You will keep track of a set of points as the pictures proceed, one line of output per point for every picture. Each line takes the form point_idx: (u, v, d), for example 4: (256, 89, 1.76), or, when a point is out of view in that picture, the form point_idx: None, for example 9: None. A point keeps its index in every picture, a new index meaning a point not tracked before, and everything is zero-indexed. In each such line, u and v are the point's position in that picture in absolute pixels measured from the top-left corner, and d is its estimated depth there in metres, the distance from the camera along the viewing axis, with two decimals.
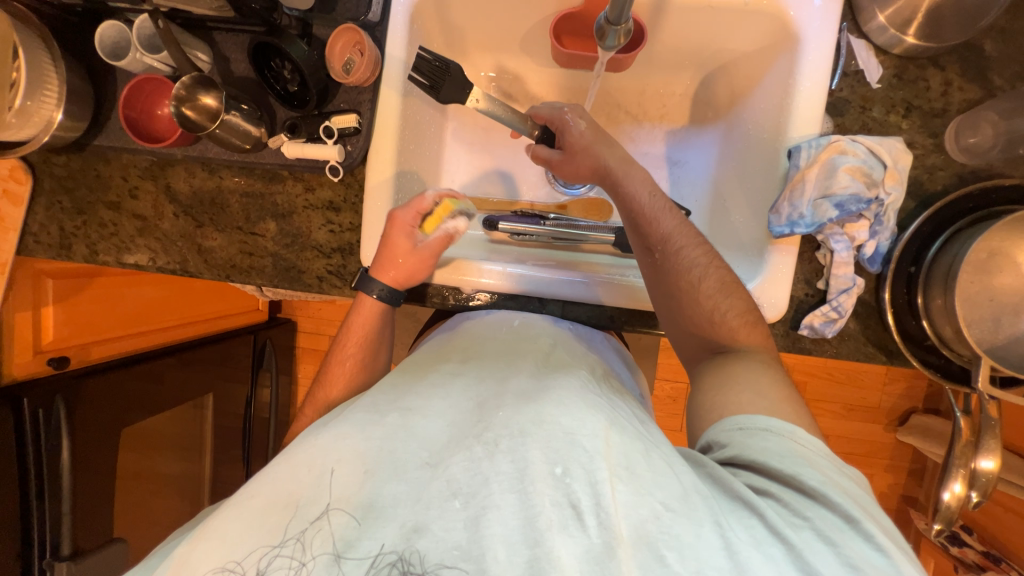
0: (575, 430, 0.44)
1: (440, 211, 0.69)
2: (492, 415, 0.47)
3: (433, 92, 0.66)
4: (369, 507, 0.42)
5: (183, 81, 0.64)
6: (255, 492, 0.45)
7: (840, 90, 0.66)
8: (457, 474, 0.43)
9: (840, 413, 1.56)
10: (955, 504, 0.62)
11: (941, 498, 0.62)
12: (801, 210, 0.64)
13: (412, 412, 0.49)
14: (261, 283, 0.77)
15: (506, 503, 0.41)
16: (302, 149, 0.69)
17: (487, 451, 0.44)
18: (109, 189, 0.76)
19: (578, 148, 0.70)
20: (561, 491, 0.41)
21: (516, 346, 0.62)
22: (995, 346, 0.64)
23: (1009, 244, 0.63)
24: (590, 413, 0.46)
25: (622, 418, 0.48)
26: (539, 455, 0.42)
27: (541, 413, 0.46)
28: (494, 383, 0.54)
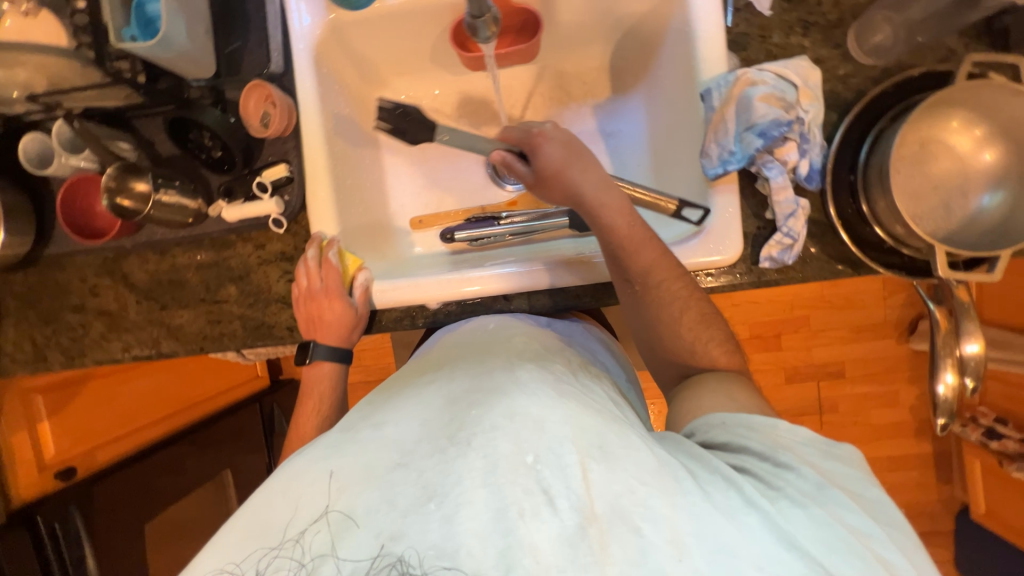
0: (545, 417, 0.43)
1: (349, 265, 0.73)
2: (464, 414, 0.45)
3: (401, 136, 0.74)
4: (348, 517, 0.41)
5: (110, 173, 0.66)
6: (237, 520, 0.45)
7: (736, 26, 0.67)
8: (430, 475, 0.41)
9: (849, 337, 1.55)
10: (951, 395, 0.61)
11: (937, 392, 0.61)
12: (730, 147, 0.65)
13: (385, 425, 0.47)
14: (235, 347, 0.77)
15: (482, 494, 0.40)
16: (241, 210, 0.70)
17: (457, 450, 0.42)
18: (70, 293, 0.78)
19: (549, 171, 0.67)
20: (534, 478, 0.40)
21: (491, 344, 0.60)
22: (952, 232, 0.64)
23: (937, 131, 0.64)
24: (559, 401, 0.46)
25: (592, 403, 0.48)
26: (509, 447, 0.41)
27: (510, 406, 0.44)
28: (471, 378, 0.51)
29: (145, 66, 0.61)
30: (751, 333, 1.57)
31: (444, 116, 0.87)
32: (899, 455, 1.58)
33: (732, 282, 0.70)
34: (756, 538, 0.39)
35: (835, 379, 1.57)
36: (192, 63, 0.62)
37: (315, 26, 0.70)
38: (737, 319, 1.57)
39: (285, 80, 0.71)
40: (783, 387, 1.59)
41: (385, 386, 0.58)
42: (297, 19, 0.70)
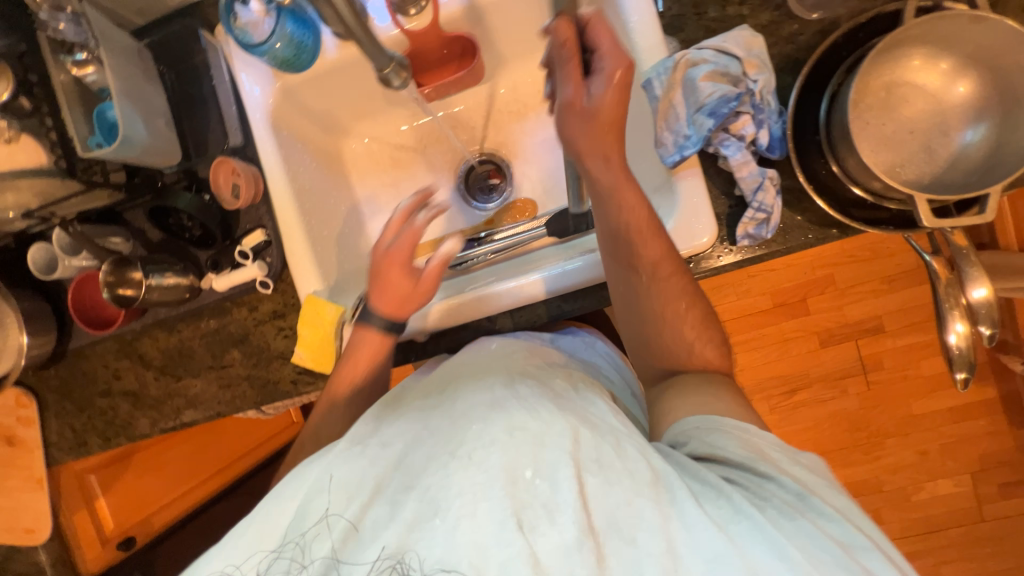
0: (545, 433, 0.43)
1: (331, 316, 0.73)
2: (461, 430, 0.44)
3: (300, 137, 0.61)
4: (358, 527, 0.43)
5: (105, 269, 0.70)
6: (248, 522, 0.46)
7: (669, 9, 0.66)
8: (433, 488, 0.42)
9: (879, 289, 1.46)
10: (966, 344, 0.58)
11: (949, 344, 0.58)
12: (683, 131, 0.63)
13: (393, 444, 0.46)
14: (247, 407, 0.81)
15: (487, 507, 0.40)
16: (229, 279, 0.74)
17: (458, 463, 0.42)
18: (97, 379, 0.84)
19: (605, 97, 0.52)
20: (531, 492, 0.41)
21: (487, 363, 0.60)
22: (938, 174, 0.60)
23: (899, 73, 0.60)
24: (559, 416, 0.45)
25: (593, 414, 0.47)
26: (506, 462, 0.42)
27: (510, 421, 0.44)
28: (466, 394, 0.49)
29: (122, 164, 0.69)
30: (774, 302, 1.51)
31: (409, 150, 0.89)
32: (960, 404, 1.46)
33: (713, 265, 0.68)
34: (743, 551, 0.39)
35: (874, 335, 1.48)
36: (158, 154, 0.66)
37: (267, 94, 0.74)
38: (755, 290, 1.51)
39: (248, 150, 0.75)
40: (817, 353, 1.51)
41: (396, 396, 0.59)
42: (249, 91, 0.73)
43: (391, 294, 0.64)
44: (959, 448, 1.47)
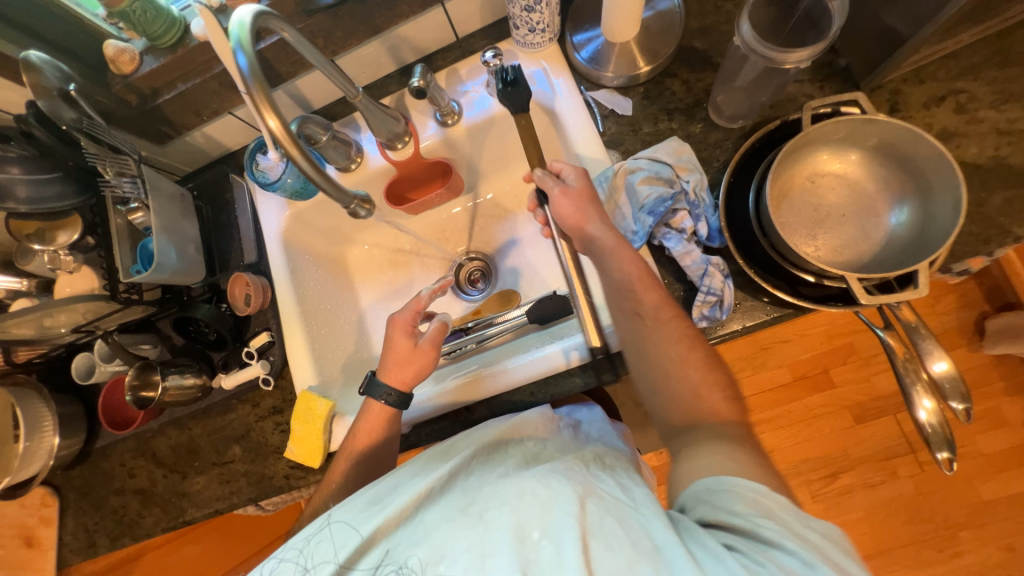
0: (553, 498, 0.49)
1: (321, 408, 0.79)
2: (478, 490, 0.52)
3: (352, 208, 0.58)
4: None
5: (132, 374, 0.80)
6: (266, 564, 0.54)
7: (609, 129, 0.77)
8: (451, 544, 0.48)
9: None
10: (938, 419, 0.56)
11: (922, 420, 0.56)
12: (631, 227, 0.71)
13: (408, 492, 0.56)
14: (243, 503, 0.84)
15: (496, 561, 0.45)
16: (236, 377, 0.83)
17: (473, 520, 0.49)
18: (112, 478, 0.90)
19: (582, 193, 0.68)
20: (538, 553, 0.46)
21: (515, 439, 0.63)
22: (876, 252, 0.63)
23: (819, 166, 0.66)
24: (566, 483, 0.50)
25: (600, 484, 0.52)
26: (516, 523, 0.48)
27: (523, 487, 0.51)
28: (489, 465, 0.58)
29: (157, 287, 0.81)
30: (793, 375, 1.41)
31: (407, 253, 1.02)
32: None
33: None
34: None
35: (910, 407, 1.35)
36: (187, 274, 0.79)
37: (280, 218, 0.89)
38: (772, 363, 1.42)
39: (261, 265, 0.88)
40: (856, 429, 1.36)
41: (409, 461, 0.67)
42: (267, 218, 0.88)
43: (395, 378, 0.75)
44: None
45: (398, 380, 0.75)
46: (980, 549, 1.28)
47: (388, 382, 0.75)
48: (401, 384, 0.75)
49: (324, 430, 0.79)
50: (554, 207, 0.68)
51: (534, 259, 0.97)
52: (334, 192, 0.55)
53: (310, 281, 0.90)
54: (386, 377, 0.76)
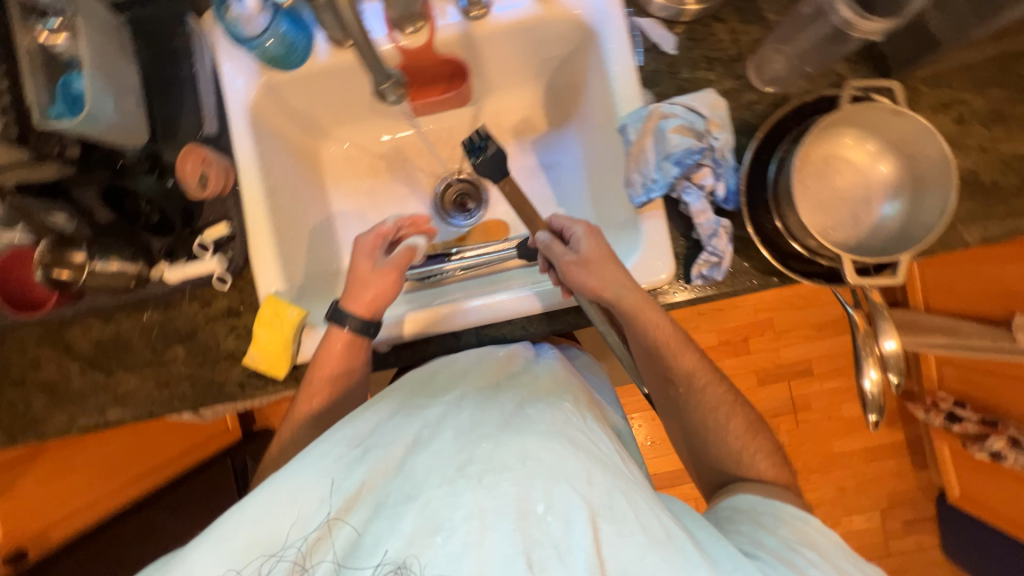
0: (560, 469, 0.44)
1: (292, 315, 0.71)
2: (474, 447, 0.45)
3: (383, 100, 0.65)
4: (350, 549, 0.43)
5: (43, 248, 0.65)
6: (212, 528, 0.44)
7: (647, 65, 0.74)
8: (446, 514, 0.41)
9: (811, 336, 1.57)
10: (878, 390, 0.65)
11: (865, 389, 0.66)
12: (651, 175, 0.69)
13: (395, 445, 0.48)
14: (185, 409, 0.76)
15: (499, 538, 0.40)
16: (183, 272, 0.72)
17: (470, 484, 0.42)
18: (10, 367, 0.76)
19: (593, 258, 0.67)
20: (543, 530, 0.41)
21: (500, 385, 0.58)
22: (862, 239, 0.69)
23: (836, 147, 0.69)
24: (573, 453, 0.46)
25: (605, 454, 0.49)
26: (519, 492, 0.42)
27: (527, 452, 0.44)
28: (479, 413, 0.51)
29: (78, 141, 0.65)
30: (719, 339, 1.57)
31: (390, 161, 0.91)
32: (873, 445, 1.60)
33: (669, 300, 0.73)
34: None
35: (804, 377, 1.58)
36: (126, 133, 0.67)
37: (249, 88, 0.73)
38: (703, 327, 1.57)
39: (223, 140, 0.74)
40: (753, 392, 1.58)
41: (384, 395, 0.59)
42: (231, 83, 0.73)
43: (359, 305, 0.72)
44: (872, 486, 1.61)
45: (363, 307, 0.71)
46: (822, 488, 1.60)
47: (353, 309, 0.71)
48: (367, 312, 0.72)
49: (294, 339, 0.72)
50: (566, 278, 0.68)
51: (529, 192, 0.90)
52: (370, 65, 0.61)
53: (281, 171, 0.78)
54: (349, 304, 0.72)
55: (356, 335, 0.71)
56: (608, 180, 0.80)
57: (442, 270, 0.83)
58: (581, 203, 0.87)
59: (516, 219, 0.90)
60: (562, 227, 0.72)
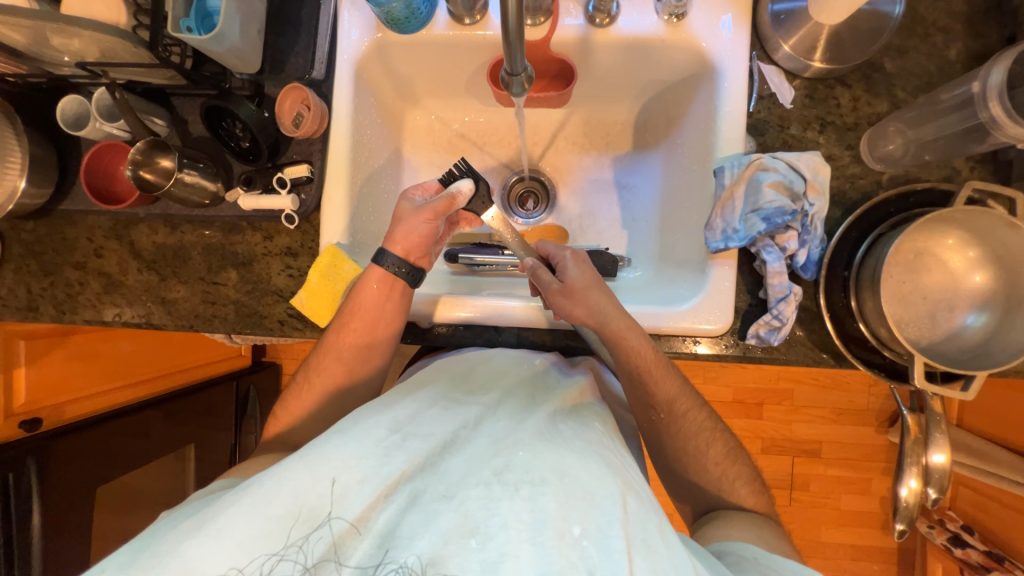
0: (595, 490, 0.48)
1: (348, 271, 0.73)
2: (511, 454, 0.50)
3: (507, 92, 0.57)
4: (386, 536, 0.45)
5: (138, 147, 0.68)
6: (253, 489, 0.47)
7: (758, 112, 0.72)
8: (489, 518, 0.45)
9: (830, 419, 1.52)
10: (913, 500, 0.64)
11: (900, 495, 0.64)
12: (733, 224, 0.67)
13: (433, 438, 0.51)
14: (223, 331, 0.78)
15: (536, 552, 0.43)
16: (258, 201, 0.72)
17: (511, 491, 0.47)
18: (75, 249, 0.79)
19: (577, 288, 0.68)
20: (579, 551, 0.44)
21: (534, 392, 0.61)
22: (935, 343, 0.66)
23: (932, 243, 0.66)
24: (608, 476, 0.50)
25: (635, 483, 0.52)
26: (557, 510, 0.46)
27: (564, 468, 0.49)
28: (515, 422, 0.55)
29: (195, 54, 0.69)
30: (733, 397, 1.54)
31: (469, 141, 0.91)
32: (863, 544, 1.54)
33: (717, 351, 0.71)
34: None
35: (809, 457, 1.53)
36: (238, 56, 0.68)
37: (362, 41, 0.74)
38: (720, 380, 1.53)
39: (324, 86, 0.76)
40: (754, 457, 1.54)
41: (423, 381, 0.62)
42: (346, 33, 0.74)
43: (400, 246, 0.71)
44: None
45: (404, 250, 0.71)
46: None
47: (394, 251, 0.71)
48: (407, 254, 0.72)
49: (344, 293, 0.74)
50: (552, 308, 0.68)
51: (597, 206, 0.89)
52: (508, 57, 0.51)
53: (370, 128, 0.79)
54: (390, 244, 0.71)
55: (397, 277, 0.71)
56: (684, 215, 0.79)
57: (494, 262, 0.81)
58: (647, 231, 0.86)
59: (577, 229, 0.89)
60: (551, 255, 0.73)
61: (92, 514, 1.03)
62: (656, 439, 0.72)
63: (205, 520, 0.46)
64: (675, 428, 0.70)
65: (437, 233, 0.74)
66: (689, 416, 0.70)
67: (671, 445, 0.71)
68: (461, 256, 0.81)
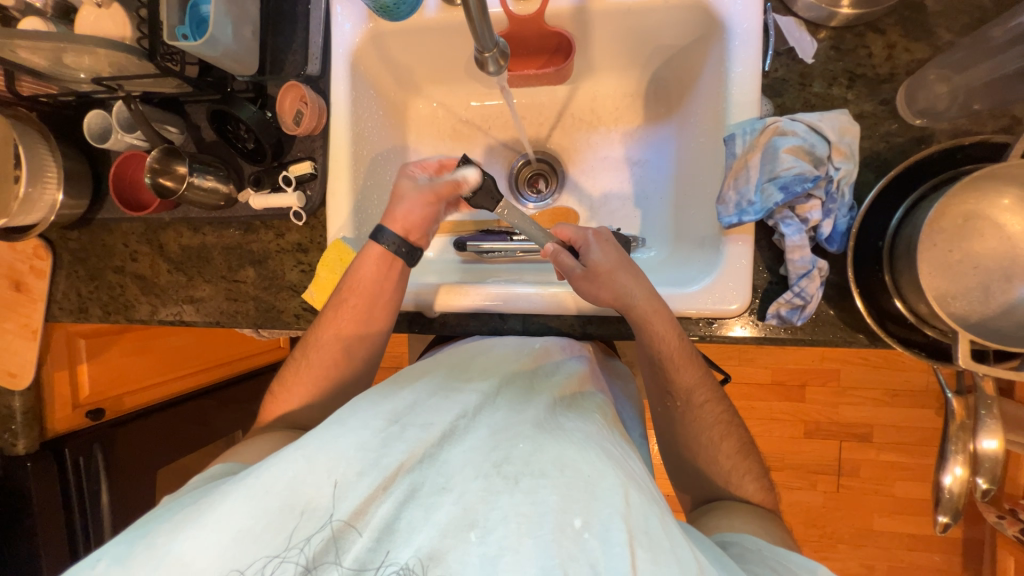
0: (596, 482, 0.47)
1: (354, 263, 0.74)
2: (511, 448, 0.49)
3: (484, 71, 0.55)
4: (385, 529, 0.46)
5: (155, 155, 0.72)
6: (254, 485, 0.48)
7: (775, 70, 0.66)
8: (488, 511, 0.45)
9: (881, 400, 1.40)
10: (959, 489, 0.58)
11: (944, 484, 0.59)
12: (749, 197, 0.62)
13: (432, 428, 0.51)
14: (247, 326, 0.82)
15: (534, 547, 0.43)
16: (266, 200, 0.75)
17: (508, 484, 0.46)
18: (114, 255, 0.85)
19: (602, 271, 0.66)
20: (579, 544, 0.43)
21: (533, 384, 0.61)
22: (989, 317, 0.58)
23: (986, 204, 0.58)
24: (611, 467, 0.48)
25: (639, 476, 0.50)
26: (559, 502, 0.45)
27: (563, 459, 0.48)
28: (514, 414, 0.54)
29: (198, 61, 0.72)
30: (772, 379, 1.45)
31: (473, 126, 0.89)
32: (921, 535, 1.43)
33: (735, 333, 0.67)
34: None
35: (859, 441, 1.43)
36: (235, 60, 0.70)
37: (355, 32, 0.74)
38: (758, 362, 1.45)
39: (322, 82, 0.76)
40: (796, 441, 1.46)
41: (422, 373, 0.62)
42: (339, 26, 0.74)
43: (398, 225, 0.71)
44: None
45: (402, 229, 0.72)
46: (846, 560, 1.48)
47: (393, 229, 0.72)
48: (405, 233, 0.72)
49: None
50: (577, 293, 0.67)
51: (607, 185, 0.85)
52: (474, 33, 0.49)
53: (371, 120, 0.79)
54: (388, 222, 0.72)
55: (395, 256, 0.71)
56: (700, 189, 0.74)
57: (500, 248, 0.80)
58: (661, 208, 0.81)
59: (588, 211, 0.86)
60: (571, 239, 0.71)
61: (153, 494, 1.13)
62: (670, 424, 0.70)
63: (201, 512, 0.48)
64: (690, 419, 0.68)
65: (438, 215, 0.74)
66: (705, 406, 0.68)
67: (686, 431, 0.68)
68: (468, 244, 0.81)
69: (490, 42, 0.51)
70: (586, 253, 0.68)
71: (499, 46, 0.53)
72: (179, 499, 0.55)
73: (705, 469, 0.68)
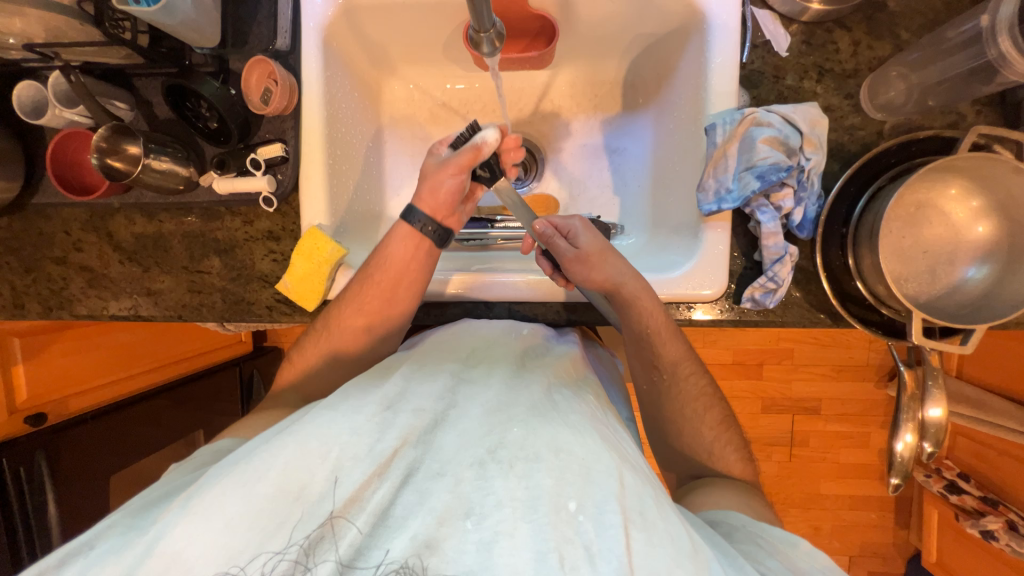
0: (591, 464, 0.47)
1: (332, 253, 0.71)
2: (506, 432, 0.49)
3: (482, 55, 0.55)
4: (380, 515, 0.45)
5: (102, 133, 0.64)
6: (239, 482, 0.46)
7: (751, 62, 0.68)
8: (483, 496, 0.45)
9: (829, 375, 1.52)
10: (908, 453, 0.64)
11: (895, 449, 0.64)
12: (727, 184, 0.65)
13: (424, 414, 0.51)
14: (214, 319, 0.77)
15: (528, 531, 0.42)
16: (233, 184, 0.70)
17: (501, 469, 0.46)
18: (53, 244, 0.77)
19: (592, 254, 0.66)
20: (573, 528, 0.43)
21: (528, 362, 0.63)
22: (935, 297, 0.64)
23: (934, 194, 0.63)
24: (604, 450, 0.49)
25: (631, 456, 0.52)
26: (553, 485, 0.45)
27: (557, 441, 0.48)
28: (509, 395, 0.55)
29: (150, 29, 0.66)
30: (734, 359, 1.54)
31: (451, 110, 0.86)
32: (862, 495, 1.58)
33: (712, 316, 0.70)
34: None
35: (809, 414, 1.55)
36: (194, 29, 0.65)
37: (328, 6, 0.70)
38: (721, 343, 1.53)
39: (292, 58, 0.72)
40: (756, 415, 1.56)
41: (412, 357, 0.61)
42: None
43: (427, 205, 0.69)
44: (847, 532, 1.60)
45: (431, 209, 0.69)
46: (796, 522, 1.61)
47: (422, 209, 0.69)
48: (435, 212, 0.70)
49: (329, 275, 0.72)
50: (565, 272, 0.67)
51: (588, 172, 0.86)
52: (473, 12, 0.48)
53: (345, 101, 0.75)
54: (417, 201, 0.70)
55: (426, 236, 0.69)
56: (679, 177, 0.75)
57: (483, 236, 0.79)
58: (639, 195, 0.83)
59: (568, 198, 0.86)
60: (560, 225, 0.70)
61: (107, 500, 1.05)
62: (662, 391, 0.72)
63: (192, 497, 0.47)
64: (682, 385, 0.71)
65: (466, 189, 0.70)
66: (696, 371, 0.71)
67: (676, 402, 0.71)
68: None
69: (489, 23, 0.50)
70: (575, 236, 0.69)
71: (499, 26, 0.53)
72: (158, 492, 0.53)
73: (689, 444, 0.72)
